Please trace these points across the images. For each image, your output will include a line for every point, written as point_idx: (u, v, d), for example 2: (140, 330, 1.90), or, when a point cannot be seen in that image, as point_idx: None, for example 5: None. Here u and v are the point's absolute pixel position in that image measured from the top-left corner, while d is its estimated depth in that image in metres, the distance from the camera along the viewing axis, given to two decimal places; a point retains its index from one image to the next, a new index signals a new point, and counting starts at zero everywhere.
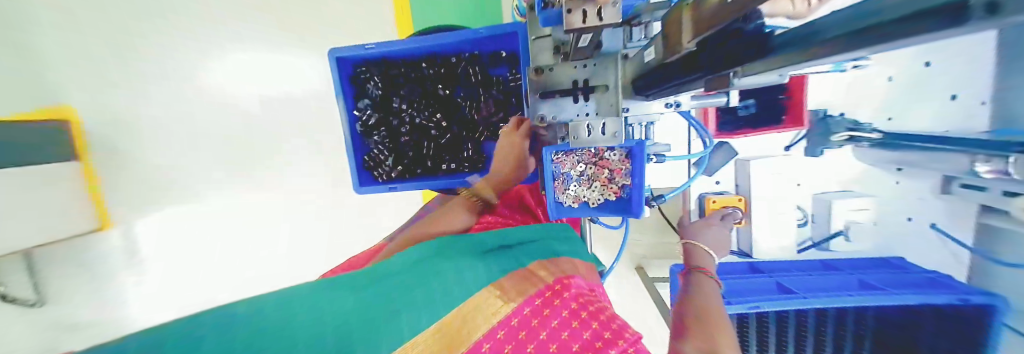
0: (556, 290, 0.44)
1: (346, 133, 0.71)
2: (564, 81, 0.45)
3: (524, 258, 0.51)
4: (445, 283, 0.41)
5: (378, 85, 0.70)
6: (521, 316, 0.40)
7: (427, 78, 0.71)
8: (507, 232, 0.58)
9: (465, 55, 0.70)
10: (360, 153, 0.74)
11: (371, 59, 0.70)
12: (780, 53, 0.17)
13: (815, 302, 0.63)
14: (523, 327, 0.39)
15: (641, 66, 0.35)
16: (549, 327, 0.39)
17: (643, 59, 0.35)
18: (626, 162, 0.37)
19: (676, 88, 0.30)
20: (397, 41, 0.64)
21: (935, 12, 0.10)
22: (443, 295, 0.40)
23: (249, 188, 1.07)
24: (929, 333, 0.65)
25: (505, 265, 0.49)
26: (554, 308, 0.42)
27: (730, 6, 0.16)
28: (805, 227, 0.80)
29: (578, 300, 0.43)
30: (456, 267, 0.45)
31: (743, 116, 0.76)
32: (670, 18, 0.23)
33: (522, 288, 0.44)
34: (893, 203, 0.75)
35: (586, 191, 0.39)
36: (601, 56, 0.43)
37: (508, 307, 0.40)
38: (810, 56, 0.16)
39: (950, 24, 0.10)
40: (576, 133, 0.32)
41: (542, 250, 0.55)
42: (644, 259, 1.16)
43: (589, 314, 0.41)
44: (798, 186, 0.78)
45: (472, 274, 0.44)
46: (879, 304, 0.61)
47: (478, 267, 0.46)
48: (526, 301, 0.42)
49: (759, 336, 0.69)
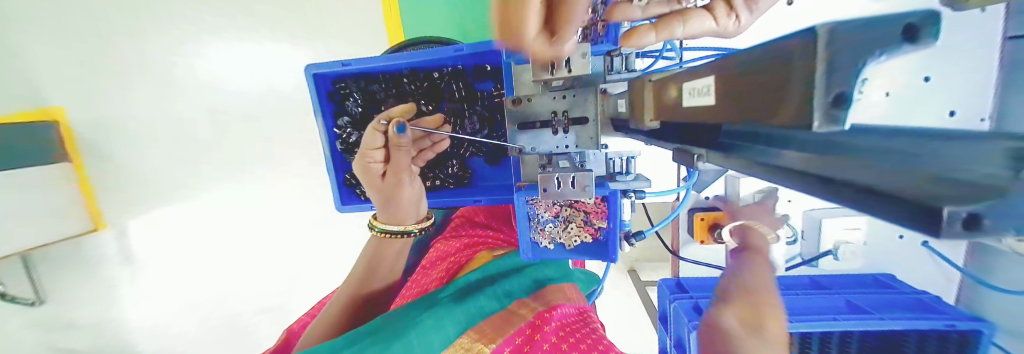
0: (537, 324, 0.43)
1: (326, 150, 0.69)
2: (542, 111, 0.43)
3: (501, 295, 0.49)
4: (420, 333, 0.41)
5: (359, 102, 0.68)
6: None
7: (408, 93, 0.69)
8: (495, 260, 0.57)
9: (447, 69, 0.68)
10: (341, 171, 0.72)
11: (351, 74, 0.67)
12: (742, 153, 0.17)
13: (797, 326, 0.62)
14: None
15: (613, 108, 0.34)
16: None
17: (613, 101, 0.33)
18: (601, 206, 0.36)
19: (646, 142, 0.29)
20: (376, 57, 0.61)
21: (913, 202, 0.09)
22: (421, 347, 0.40)
23: (237, 195, 1.06)
24: None
25: (485, 305, 0.46)
26: (536, 342, 0.41)
27: (706, 109, 0.16)
28: (795, 244, 0.79)
29: (559, 332, 0.42)
30: (435, 313, 0.44)
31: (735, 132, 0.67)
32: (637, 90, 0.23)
33: (502, 327, 0.43)
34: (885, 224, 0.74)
35: (561, 233, 0.38)
36: (581, 87, 0.41)
37: (488, 349, 0.40)
38: (764, 172, 0.16)
39: (908, 221, 0.09)
40: (546, 186, 0.31)
41: (528, 279, 0.53)
42: (637, 262, 1.17)
43: (568, 346, 0.40)
44: (789, 202, 0.77)
45: (452, 318, 0.43)
46: (864, 327, 0.60)
47: (458, 309, 0.45)
48: (505, 341, 0.41)
49: None
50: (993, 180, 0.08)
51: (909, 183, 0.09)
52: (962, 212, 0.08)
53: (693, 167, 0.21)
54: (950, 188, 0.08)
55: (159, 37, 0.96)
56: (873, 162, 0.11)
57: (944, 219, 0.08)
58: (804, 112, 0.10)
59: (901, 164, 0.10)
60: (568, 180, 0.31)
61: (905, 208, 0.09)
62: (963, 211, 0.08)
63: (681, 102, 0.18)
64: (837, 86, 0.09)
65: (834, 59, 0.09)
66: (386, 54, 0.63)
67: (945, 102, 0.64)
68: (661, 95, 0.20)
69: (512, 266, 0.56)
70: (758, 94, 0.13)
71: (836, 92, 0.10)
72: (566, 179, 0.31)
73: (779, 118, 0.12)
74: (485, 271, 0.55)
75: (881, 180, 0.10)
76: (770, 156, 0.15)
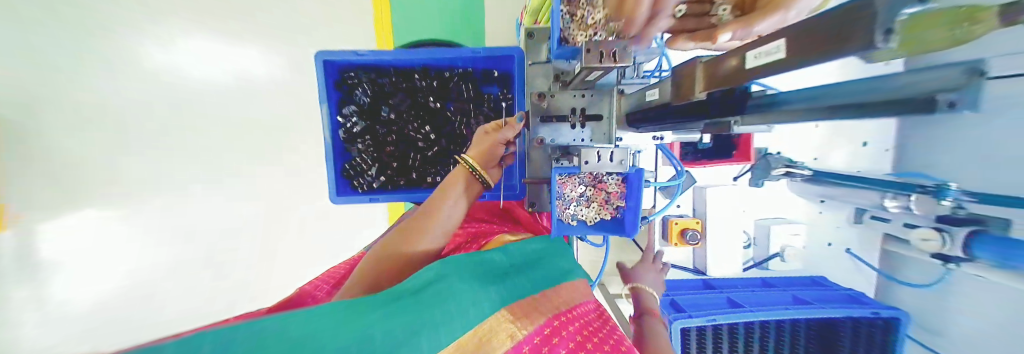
0: (567, 319, 0.42)
1: (328, 137, 0.67)
2: (563, 108, 0.49)
3: (529, 283, 0.47)
4: (460, 304, 0.37)
5: (368, 93, 0.68)
6: (533, 343, 0.37)
7: (418, 89, 0.70)
8: (514, 247, 0.54)
9: (458, 70, 0.72)
10: (340, 161, 0.70)
11: (360, 65, 0.68)
12: (764, 108, 0.25)
13: (759, 314, 0.71)
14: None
15: (642, 102, 0.40)
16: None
17: (643, 96, 0.40)
18: (621, 186, 0.41)
19: (674, 125, 0.35)
20: (393, 50, 0.62)
21: (914, 98, 0.16)
22: (461, 317, 0.35)
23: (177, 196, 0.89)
24: (848, 339, 0.74)
25: (514, 290, 0.44)
26: (562, 335, 0.39)
27: (764, 65, 0.21)
28: (749, 249, 0.91)
29: (581, 332, 0.41)
30: (471, 287, 0.40)
31: (703, 148, 0.83)
32: (684, 71, 0.29)
33: (532, 313, 0.41)
34: (818, 233, 0.90)
35: (584, 210, 0.43)
36: (598, 89, 0.48)
37: (522, 333, 0.37)
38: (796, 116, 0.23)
39: (916, 111, 0.17)
40: (588, 159, 0.36)
41: (551, 272, 0.51)
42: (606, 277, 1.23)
43: (593, 345, 0.39)
44: (743, 211, 0.90)
45: (489, 298, 0.40)
46: (811, 314, 0.70)
47: (490, 290, 0.42)
48: (537, 328, 0.39)
49: (716, 347, 0.75)
50: (953, 84, 0.14)
51: (911, 92, 0.16)
52: (948, 99, 0.15)
53: (727, 132, 0.28)
54: (929, 91, 0.15)
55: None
56: (878, 93, 0.18)
57: (939, 102, 0.15)
58: (868, 43, 0.14)
59: (895, 90, 0.17)
60: (606, 155, 0.37)
61: (905, 106, 0.17)
62: (949, 97, 0.15)
63: (744, 62, 0.22)
64: (886, 25, 0.13)
65: (886, 6, 0.13)
66: (402, 47, 0.65)
67: (862, 135, 0.85)
68: (714, 67, 0.26)
69: (533, 254, 0.54)
70: (826, 40, 0.17)
71: (889, 29, 0.13)
72: (604, 154, 0.37)
73: (847, 51, 0.16)
74: (509, 253, 0.53)
75: (888, 97, 0.17)
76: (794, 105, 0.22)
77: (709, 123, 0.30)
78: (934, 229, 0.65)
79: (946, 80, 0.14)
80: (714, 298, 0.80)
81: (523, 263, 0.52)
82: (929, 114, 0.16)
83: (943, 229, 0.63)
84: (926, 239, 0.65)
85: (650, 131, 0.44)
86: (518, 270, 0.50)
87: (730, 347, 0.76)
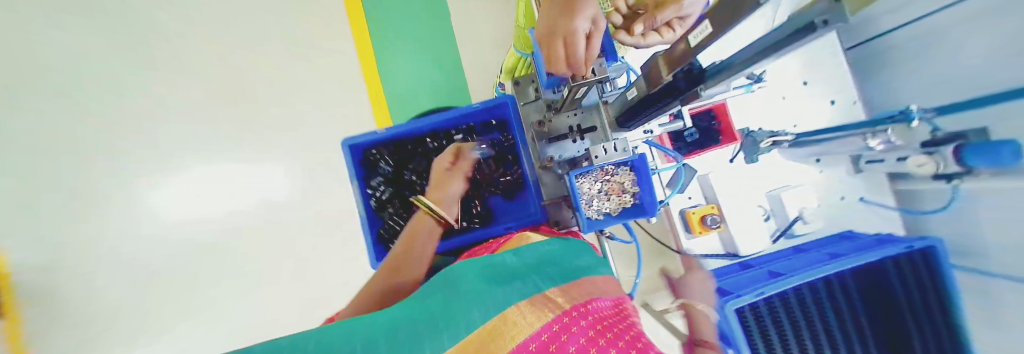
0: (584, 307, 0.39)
1: (360, 208, 0.75)
2: (562, 128, 0.59)
3: (540, 282, 0.45)
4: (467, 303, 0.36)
5: (390, 163, 0.78)
6: (549, 331, 0.32)
7: (431, 151, 0.81)
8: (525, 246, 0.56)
9: (461, 127, 0.83)
10: (374, 228, 0.76)
11: (379, 142, 0.80)
12: (721, 73, 0.32)
13: (802, 276, 0.72)
14: (553, 340, 0.31)
15: (625, 102, 0.49)
16: (589, 336, 0.33)
17: (624, 98, 0.50)
18: (631, 174, 0.48)
19: (658, 110, 0.44)
20: (405, 121, 0.74)
21: (810, 28, 0.21)
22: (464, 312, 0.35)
23: None
24: (897, 282, 0.73)
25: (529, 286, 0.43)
26: (580, 325, 0.35)
27: (706, 39, 0.28)
28: (770, 221, 0.93)
29: (598, 325, 0.36)
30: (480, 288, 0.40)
31: (692, 141, 0.92)
32: (653, 63, 0.38)
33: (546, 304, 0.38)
34: (827, 190, 0.95)
35: (606, 203, 0.50)
36: (585, 107, 0.59)
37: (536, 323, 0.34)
38: (750, 63, 0.29)
39: (816, 36, 0.21)
40: (598, 153, 0.44)
41: (565, 270, 0.50)
42: (647, 296, 1.26)
43: (614, 333, 0.35)
44: (751, 188, 0.94)
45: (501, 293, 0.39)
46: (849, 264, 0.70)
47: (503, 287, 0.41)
48: (554, 318, 0.35)
49: (777, 325, 0.73)
50: (828, 14, 0.19)
51: (812, 21, 0.20)
52: (825, 21, 0.19)
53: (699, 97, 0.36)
54: (821, 17, 0.20)
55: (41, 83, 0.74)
56: (793, 28, 0.22)
57: (823, 25, 0.19)
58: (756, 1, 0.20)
59: (802, 23, 0.21)
60: (611, 147, 0.44)
61: (809, 36, 0.21)
62: (826, 19, 0.19)
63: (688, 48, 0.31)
64: None
65: None
66: (412, 119, 0.77)
67: (826, 96, 0.94)
68: (673, 55, 0.34)
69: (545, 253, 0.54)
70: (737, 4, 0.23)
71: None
72: (609, 147, 0.44)
73: (750, 9, 0.22)
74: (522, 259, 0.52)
75: (799, 31, 0.22)
76: (740, 69, 0.30)
77: (683, 98, 0.39)
78: (924, 154, 0.69)
79: (822, 9, 0.19)
80: (754, 275, 0.80)
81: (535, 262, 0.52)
82: (819, 34, 0.20)
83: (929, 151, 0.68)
84: (920, 164, 0.69)
85: (637, 125, 0.54)
86: (531, 272, 0.49)
87: (791, 322, 0.73)
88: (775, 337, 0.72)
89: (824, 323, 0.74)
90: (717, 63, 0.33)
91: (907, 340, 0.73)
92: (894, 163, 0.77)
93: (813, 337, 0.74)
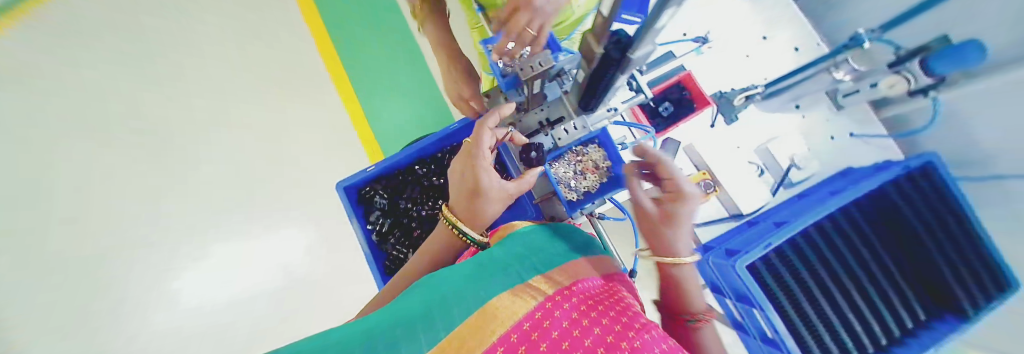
0: (566, 293, 0.45)
1: (363, 243, 0.78)
2: (533, 124, 0.66)
3: (526, 273, 0.51)
4: (465, 299, 0.41)
5: (385, 195, 0.82)
6: (532, 319, 0.38)
7: (422, 176, 0.84)
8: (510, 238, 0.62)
9: (446, 148, 0.87)
10: (380, 260, 0.79)
11: (372, 179, 0.84)
12: (643, 34, 0.34)
13: (807, 219, 0.72)
14: (535, 327, 0.36)
15: (581, 84, 0.54)
16: (570, 318, 0.39)
17: (580, 80, 0.54)
18: (599, 151, 0.70)
19: (610, 78, 0.47)
20: (391, 153, 0.79)
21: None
22: (461, 306, 0.40)
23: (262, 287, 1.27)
24: (907, 208, 0.72)
25: (515, 277, 0.48)
26: (563, 310, 0.41)
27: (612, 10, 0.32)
28: (765, 174, 0.91)
29: (580, 308, 0.42)
30: (473, 285, 0.45)
31: (668, 115, 0.94)
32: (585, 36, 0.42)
33: (531, 294, 0.43)
34: (815, 133, 0.95)
35: (583, 183, 0.73)
36: (548, 102, 0.66)
37: (524, 309, 0.39)
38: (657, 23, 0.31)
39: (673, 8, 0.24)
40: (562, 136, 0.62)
41: (548, 260, 0.56)
42: None
43: (596, 315, 0.41)
44: (738, 148, 0.94)
45: (489, 288, 0.44)
46: (844, 199, 0.71)
47: (493, 282, 0.47)
48: (538, 305, 0.40)
49: (794, 275, 0.72)
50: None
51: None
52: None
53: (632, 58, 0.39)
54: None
55: (73, 200, 1.27)
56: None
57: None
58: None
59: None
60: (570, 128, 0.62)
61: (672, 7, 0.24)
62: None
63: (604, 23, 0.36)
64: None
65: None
66: (398, 150, 0.82)
67: (788, 44, 0.97)
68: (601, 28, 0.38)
69: (527, 242, 0.60)
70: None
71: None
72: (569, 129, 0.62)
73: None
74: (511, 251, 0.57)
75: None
76: (645, 38, 0.35)
77: (623, 64, 0.42)
78: (894, 74, 0.69)
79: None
80: (761, 228, 0.80)
81: (521, 252, 0.57)
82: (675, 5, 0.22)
83: (898, 70, 0.69)
84: (891, 85, 0.70)
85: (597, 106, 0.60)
86: (517, 263, 0.54)
87: (808, 268, 0.72)
88: (796, 286, 0.71)
89: (844, 264, 0.72)
90: (642, 25, 0.35)
91: (930, 263, 0.70)
92: (868, 90, 0.77)
93: (835, 280, 0.72)
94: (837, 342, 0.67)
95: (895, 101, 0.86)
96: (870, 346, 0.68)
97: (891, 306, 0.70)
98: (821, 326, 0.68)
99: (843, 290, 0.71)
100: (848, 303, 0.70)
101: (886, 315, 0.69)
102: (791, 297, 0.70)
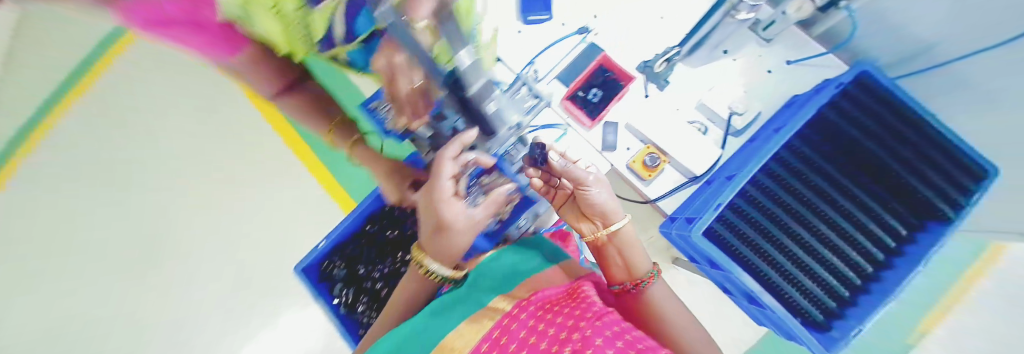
0: (524, 304, 0.46)
1: (332, 318, 0.78)
2: None
3: (485, 297, 0.53)
4: (424, 343, 0.43)
5: (343, 265, 0.83)
6: (488, 341, 0.38)
7: (375, 234, 0.87)
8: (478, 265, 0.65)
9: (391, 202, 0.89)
10: (353, 329, 0.78)
11: (328, 251, 0.86)
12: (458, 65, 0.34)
13: (751, 167, 0.70)
14: (491, 348, 0.36)
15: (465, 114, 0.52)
16: (527, 326, 0.40)
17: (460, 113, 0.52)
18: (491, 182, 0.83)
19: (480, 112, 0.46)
20: (336, 223, 0.82)
21: None
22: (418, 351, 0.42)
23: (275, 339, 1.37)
24: (852, 129, 0.69)
25: (473, 306, 0.50)
26: (521, 320, 0.41)
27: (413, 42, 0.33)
28: (709, 130, 0.89)
29: (535, 314, 0.43)
30: (432, 325, 0.48)
31: (596, 101, 0.91)
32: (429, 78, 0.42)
33: (486, 317, 0.45)
34: (752, 72, 0.91)
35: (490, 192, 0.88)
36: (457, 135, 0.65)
37: (478, 336, 0.40)
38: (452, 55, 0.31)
39: None
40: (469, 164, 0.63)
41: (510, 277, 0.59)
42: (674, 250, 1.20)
43: (551, 315, 0.42)
44: (677, 110, 0.93)
45: (445, 325, 0.46)
46: (784, 136, 0.69)
47: (451, 318, 0.49)
48: (492, 326, 0.40)
49: (757, 227, 0.69)
50: None
51: None
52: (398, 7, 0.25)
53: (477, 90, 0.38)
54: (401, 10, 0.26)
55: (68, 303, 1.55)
56: None
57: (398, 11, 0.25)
58: None
59: None
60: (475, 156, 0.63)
61: None
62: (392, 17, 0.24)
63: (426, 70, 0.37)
64: None
65: None
66: (344, 217, 0.85)
67: None
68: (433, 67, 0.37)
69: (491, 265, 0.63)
70: None
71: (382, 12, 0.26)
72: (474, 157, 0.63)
73: None
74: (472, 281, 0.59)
75: None
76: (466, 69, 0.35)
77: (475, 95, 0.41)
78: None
79: None
80: (716, 185, 0.78)
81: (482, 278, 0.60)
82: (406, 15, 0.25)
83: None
84: (799, 8, 0.68)
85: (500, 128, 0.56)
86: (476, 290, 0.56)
87: (769, 217, 0.69)
88: (762, 240, 0.68)
89: (808, 201, 0.69)
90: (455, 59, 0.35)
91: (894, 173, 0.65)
92: (782, 19, 0.75)
93: (801, 221, 0.68)
94: (816, 283, 0.65)
95: (814, 21, 0.82)
96: (855, 277, 0.64)
97: (868, 231, 0.65)
98: (797, 271, 0.66)
99: (812, 229, 0.68)
100: (819, 241, 0.66)
101: (865, 242, 0.64)
102: (760, 251, 0.68)
